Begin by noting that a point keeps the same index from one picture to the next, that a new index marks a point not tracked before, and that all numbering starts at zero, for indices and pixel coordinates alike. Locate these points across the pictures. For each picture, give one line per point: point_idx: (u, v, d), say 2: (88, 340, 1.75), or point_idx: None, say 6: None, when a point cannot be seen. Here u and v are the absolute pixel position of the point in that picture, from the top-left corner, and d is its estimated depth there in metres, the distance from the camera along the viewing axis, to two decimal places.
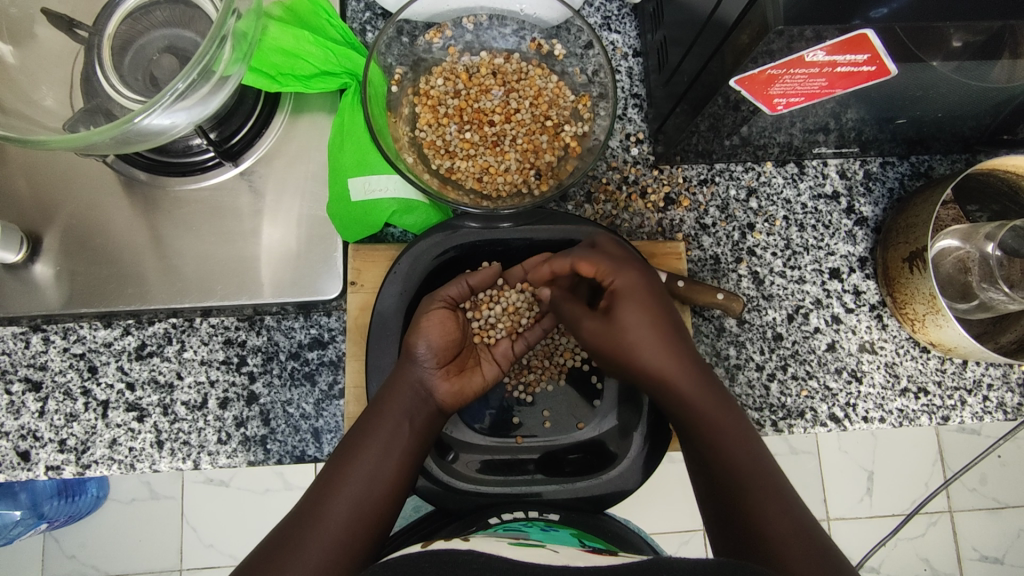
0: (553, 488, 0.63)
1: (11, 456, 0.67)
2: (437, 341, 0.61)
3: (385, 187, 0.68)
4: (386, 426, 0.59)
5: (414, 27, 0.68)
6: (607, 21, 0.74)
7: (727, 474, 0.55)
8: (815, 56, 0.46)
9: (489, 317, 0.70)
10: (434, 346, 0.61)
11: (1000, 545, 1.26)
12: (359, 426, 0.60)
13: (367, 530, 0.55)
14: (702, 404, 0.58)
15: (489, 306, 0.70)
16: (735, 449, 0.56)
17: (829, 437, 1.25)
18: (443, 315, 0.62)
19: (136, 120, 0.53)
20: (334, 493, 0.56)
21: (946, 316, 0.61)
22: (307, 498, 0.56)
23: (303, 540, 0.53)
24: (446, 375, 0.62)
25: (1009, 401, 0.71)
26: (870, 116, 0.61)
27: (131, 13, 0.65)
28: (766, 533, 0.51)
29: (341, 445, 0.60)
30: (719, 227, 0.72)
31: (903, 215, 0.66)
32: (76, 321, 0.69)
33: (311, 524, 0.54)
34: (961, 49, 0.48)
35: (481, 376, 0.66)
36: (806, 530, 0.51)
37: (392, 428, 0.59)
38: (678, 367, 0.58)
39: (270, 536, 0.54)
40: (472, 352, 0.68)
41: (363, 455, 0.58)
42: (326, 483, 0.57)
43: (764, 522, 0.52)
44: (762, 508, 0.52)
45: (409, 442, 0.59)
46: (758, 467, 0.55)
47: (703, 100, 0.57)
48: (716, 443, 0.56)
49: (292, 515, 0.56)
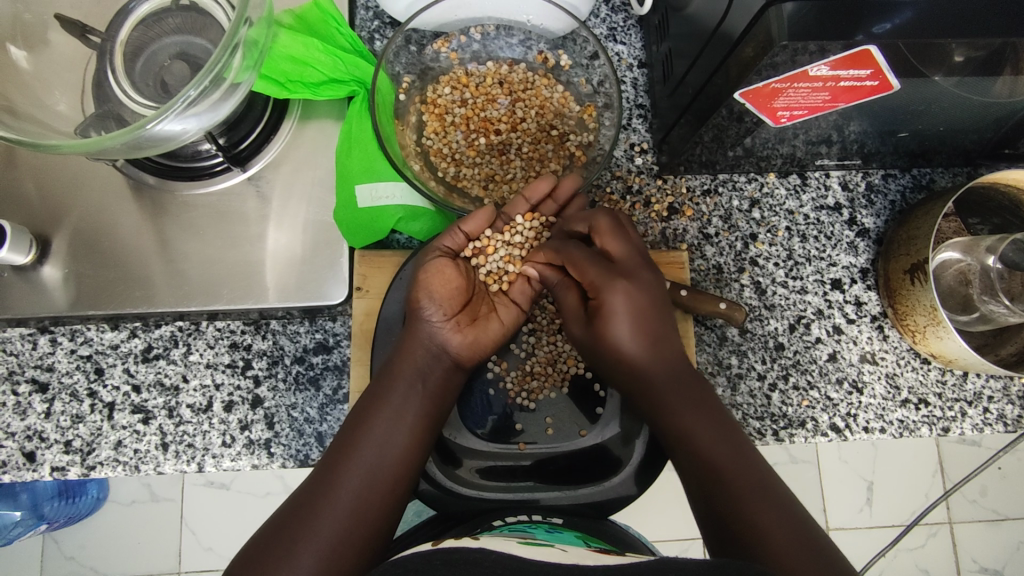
0: (554, 495, 0.65)
1: (16, 457, 0.67)
2: (440, 293, 0.61)
3: (392, 194, 0.69)
4: (399, 388, 0.59)
5: (422, 36, 0.69)
6: (612, 32, 0.75)
7: (709, 474, 0.54)
8: (819, 71, 0.47)
9: (495, 263, 0.68)
10: (437, 299, 0.61)
11: (999, 557, 1.26)
12: (374, 388, 0.60)
13: (382, 496, 0.56)
14: (674, 402, 0.57)
15: (494, 250, 0.67)
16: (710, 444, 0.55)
17: (829, 447, 1.25)
18: (441, 265, 0.61)
19: (148, 126, 0.53)
20: (345, 465, 0.56)
21: (946, 328, 0.62)
22: (322, 466, 0.57)
23: (318, 506, 0.54)
24: (456, 327, 0.63)
25: (1010, 413, 0.71)
26: (873, 129, 0.62)
27: (143, 20, 0.66)
28: (751, 522, 0.51)
29: (355, 410, 0.60)
30: (722, 237, 0.73)
31: (904, 227, 0.67)
32: (83, 323, 0.69)
33: (329, 488, 0.55)
34: (963, 64, 0.49)
35: (497, 321, 0.67)
36: (790, 513, 0.52)
37: (405, 389, 0.59)
38: (662, 366, 0.58)
39: (290, 501, 0.55)
40: (485, 299, 0.68)
41: (377, 420, 0.58)
42: (337, 456, 0.57)
43: (744, 509, 0.52)
44: (748, 503, 0.52)
45: (421, 405, 0.59)
46: (738, 461, 0.54)
47: (707, 112, 0.58)
48: (694, 443, 0.56)
49: (308, 481, 0.56)
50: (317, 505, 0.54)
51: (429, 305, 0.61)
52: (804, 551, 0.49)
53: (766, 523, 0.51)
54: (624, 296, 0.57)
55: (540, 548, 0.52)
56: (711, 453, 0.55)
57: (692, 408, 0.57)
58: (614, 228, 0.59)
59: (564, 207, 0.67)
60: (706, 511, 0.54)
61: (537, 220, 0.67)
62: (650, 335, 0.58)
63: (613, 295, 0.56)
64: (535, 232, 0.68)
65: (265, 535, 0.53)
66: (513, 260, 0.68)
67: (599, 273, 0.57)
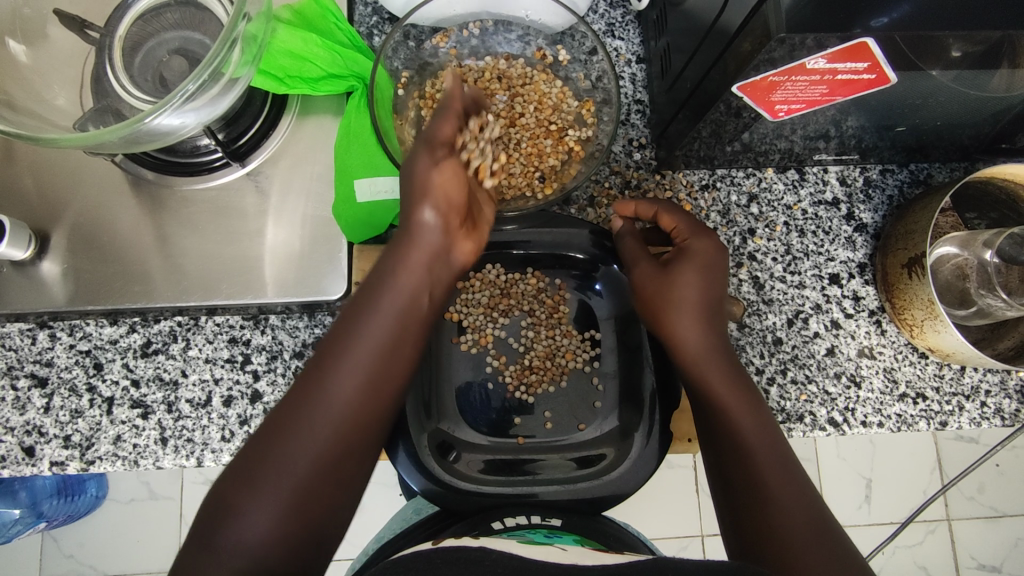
0: (553, 489, 0.63)
1: (15, 452, 0.67)
2: (443, 202, 0.53)
3: (390, 188, 0.69)
4: (403, 273, 0.51)
5: (421, 32, 0.70)
6: (611, 28, 0.75)
7: (746, 465, 0.54)
8: (816, 64, 0.47)
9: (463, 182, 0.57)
10: (437, 208, 0.52)
11: (997, 554, 1.27)
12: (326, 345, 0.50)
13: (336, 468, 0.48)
14: (721, 381, 0.58)
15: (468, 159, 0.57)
16: (753, 432, 0.56)
17: (828, 444, 1.25)
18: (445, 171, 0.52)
19: (146, 120, 0.53)
20: (323, 388, 0.48)
21: (943, 322, 0.62)
22: (293, 392, 0.49)
23: (265, 473, 0.47)
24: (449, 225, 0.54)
25: (1007, 407, 0.72)
26: (871, 123, 0.62)
27: (141, 15, 0.66)
28: (779, 518, 0.51)
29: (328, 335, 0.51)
30: (720, 232, 0.73)
31: (902, 222, 0.67)
32: (82, 318, 0.69)
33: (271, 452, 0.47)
34: (960, 59, 0.49)
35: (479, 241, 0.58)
36: (814, 508, 0.52)
37: (407, 290, 0.51)
38: (712, 355, 0.58)
39: (237, 455, 0.49)
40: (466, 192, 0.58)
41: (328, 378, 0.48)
42: (310, 391, 0.48)
43: (775, 503, 0.52)
44: (777, 501, 0.52)
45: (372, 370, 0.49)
46: (773, 451, 0.55)
47: (705, 106, 0.58)
48: (737, 429, 0.56)
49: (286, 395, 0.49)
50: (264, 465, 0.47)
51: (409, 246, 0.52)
52: (823, 550, 0.50)
53: (791, 513, 0.52)
54: (702, 253, 0.60)
55: (538, 547, 0.52)
56: (750, 441, 0.55)
57: (740, 391, 0.57)
58: (680, 217, 0.63)
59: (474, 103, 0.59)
60: (731, 500, 0.54)
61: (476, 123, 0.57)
62: (708, 323, 0.59)
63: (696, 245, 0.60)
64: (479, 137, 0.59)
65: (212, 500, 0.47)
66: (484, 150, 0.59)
67: (689, 228, 0.62)
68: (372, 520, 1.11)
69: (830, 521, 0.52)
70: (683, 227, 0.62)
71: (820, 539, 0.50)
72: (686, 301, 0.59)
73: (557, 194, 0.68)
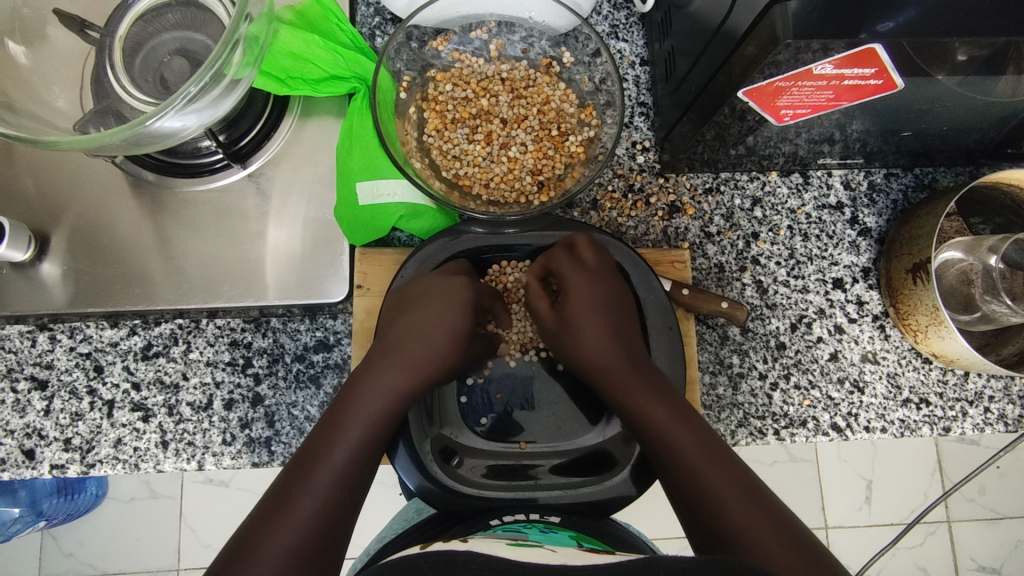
0: (556, 493, 0.63)
1: (15, 455, 0.67)
2: (437, 303, 0.63)
3: (393, 192, 0.68)
4: (416, 329, 0.63)
5: (423, 33, 0.68)
6: (614, 30, 0.74)
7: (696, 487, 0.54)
8: (823, 69, 0.47)
9: (470, 116, 0.71)
10: (430, 307, 0.63)
11: (997, 556, 1.27)
12: (348, 386, 0.61)
13: (348, 497, 0.56)
14: (635, 398, 0.60)
15: (470, 113, 0.71)
16: (681, 437, 0.57)
17: (829, 446, 1.24)
18: (439, 291, 0.62)
19: (148, 122, 0.53)
20: (327, 450, 0.57)
21: (948, 328, 0.62)
22: (270, 495, 0.55)
23: (299, 491, 0.54)
24: (424, 327, 0.64)
25: (1010, 413, 0.72)
26: (875, 128, 0.62)
27: (142, 16, 0.65)
28: (723, 508, 0.53)
29: (340, 395, 0.61)
30: (724, 236, 0.73)
31: (907, 227, 0.67)
32: (82, 320, 0.69)
33: (309, 471, 0.56)
34: (965, 63, 0.48)
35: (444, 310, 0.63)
36: (764, 501, 0.53)
37: (417, 330, 0.63)
38: (619, 354, 0.62)
39: (218, 558, 0.50)
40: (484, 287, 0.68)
41: (361, 398, 0.60)
42: (314, 447, 0.58)
43: (719, 499, 0.53)
44: (712, 482, 0.54)
45: (387, 408, 0.60)
46: (709, 453, 0.56)
47: (710, 110, 0.57)
48: (658, 433, 0.57)
49: (261, 504, 0.54)
50: (306, 481, 0.55)
51: (421, 312, 0.63)
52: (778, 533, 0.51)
53: (733, 504, 0.53)
54: (591, 286, 0.63)
55: (530, 550, 0.52)
56: (673, 440, 0.57)
57: (670, 412, 0.58)
58: (597, 249, 0.64)
59: (458, 95, 0.71)
60: (683, 499, 0.56)
61: (473, 120, 0.71)
62: (624, 336, 0.63)
63: (573, 279, 0.64)
64: (472, 128, 0.71)
65: (255, 515, 0.53)
66: (477, 132, 0.71)
67: (593, 264, 0.63)
68: (374, 520, 1.11)
69: (793, 522, 0.52)
70: (591, 255, 0.63)
71: (777, 528, 0.51)
72: (603, 318, 0.64)
73: (560, 198, 0.67)
